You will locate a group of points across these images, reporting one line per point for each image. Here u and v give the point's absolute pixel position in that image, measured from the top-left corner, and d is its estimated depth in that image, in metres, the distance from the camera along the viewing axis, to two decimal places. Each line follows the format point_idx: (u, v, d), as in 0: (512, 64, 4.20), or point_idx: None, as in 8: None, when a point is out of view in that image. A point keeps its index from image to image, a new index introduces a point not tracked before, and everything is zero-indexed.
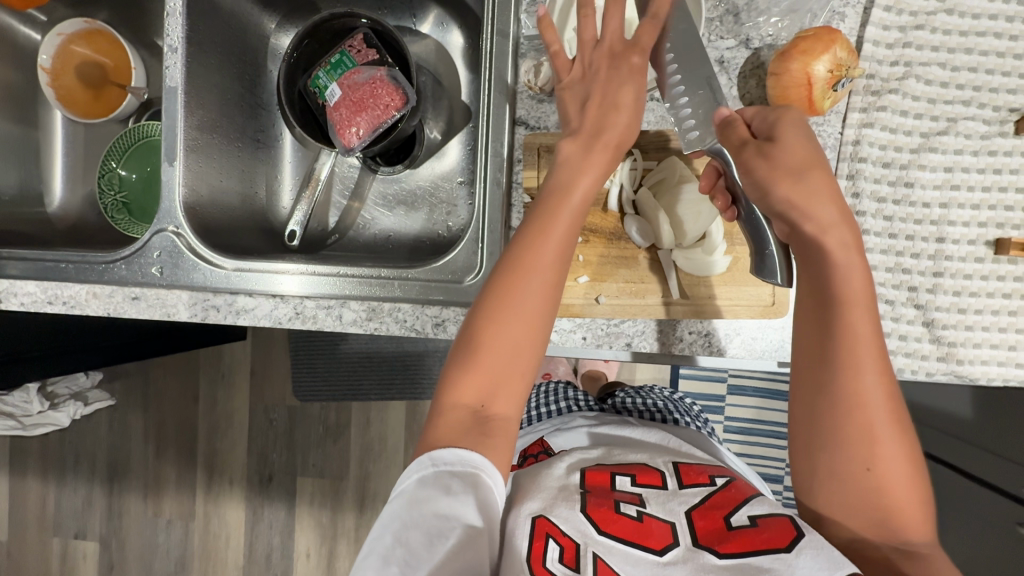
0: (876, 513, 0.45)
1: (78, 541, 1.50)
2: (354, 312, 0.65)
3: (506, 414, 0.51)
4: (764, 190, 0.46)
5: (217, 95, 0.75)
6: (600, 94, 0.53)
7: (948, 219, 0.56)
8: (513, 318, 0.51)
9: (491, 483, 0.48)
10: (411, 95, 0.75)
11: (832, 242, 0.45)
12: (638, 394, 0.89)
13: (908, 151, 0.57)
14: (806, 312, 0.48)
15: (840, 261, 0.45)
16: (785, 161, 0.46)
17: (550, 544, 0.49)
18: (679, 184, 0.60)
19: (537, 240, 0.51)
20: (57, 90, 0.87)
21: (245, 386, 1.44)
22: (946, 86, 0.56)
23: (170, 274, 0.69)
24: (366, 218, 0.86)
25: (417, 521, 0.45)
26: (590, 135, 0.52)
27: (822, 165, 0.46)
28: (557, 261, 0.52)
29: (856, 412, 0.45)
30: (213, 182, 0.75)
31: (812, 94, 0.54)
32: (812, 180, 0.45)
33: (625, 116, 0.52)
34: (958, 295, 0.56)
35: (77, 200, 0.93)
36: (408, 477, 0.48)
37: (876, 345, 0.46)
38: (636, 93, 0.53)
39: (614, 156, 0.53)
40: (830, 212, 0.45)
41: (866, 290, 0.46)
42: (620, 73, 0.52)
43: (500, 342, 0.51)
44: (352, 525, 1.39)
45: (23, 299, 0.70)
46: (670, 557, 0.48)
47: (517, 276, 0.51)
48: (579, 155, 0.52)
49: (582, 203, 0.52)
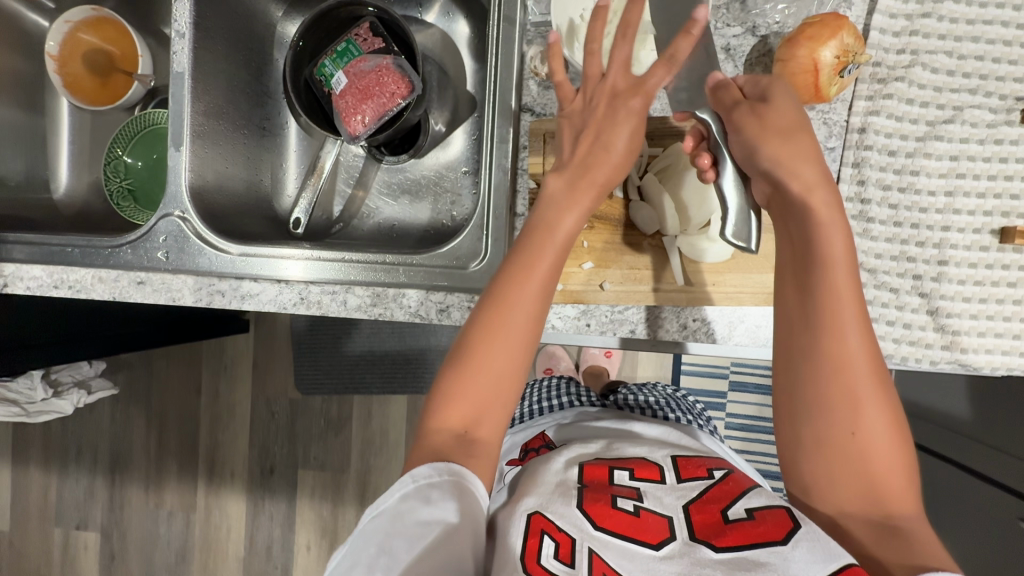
0: (859, 479, 0.45)
1: (79, 532, 1.51)
2: (358, 298, 0.65)
3: (490, 439, 0.52)
4: (751, 151, 0.47)
5: (224, 81, 0.75)
6: (594, 131, 0.52)
7: (954, 207, 0.56)
8: (498, 346, 0.51)
9: (473, 488, 0.48)
10: (417, 83, 0.75)
11: (813, 202, 0.46)
12: (638, 392, 0.89)
13: (914, 140, 0.57)
14: (789, 275, 0.48)
15: (823, 222, 0.46)
16: (776, 121, 0.47)
17: (545, 540, 0.49)
18: (683, 170, 0.61)
19: (523, 275, 0.52)
20: (64, 78, 0.88)
21: (247, 378, 1.44)
22: (953, 75, 0.56)
23: (175, 259, 0.69)
24: (371, 207, 0.86)
25: (401, 530, 0.45)
26: (579, 171, 0.52)
27: (806, 130, 0.48)
28: (540, 296, 0.52)
29: (839, 373, 0.45)
30: (219, 168, 0.75)
31: (819, 80, 0.54)
32: (801, 142, 0.46)
33: (615, 156, 0.52)
34: (963, 284, 0.56)
35: (83, 187, 0.93)
36: (388, 496, 0.47)
37: (857, 303, 0.46)
38: (631, 136, 0.52)
39: (598, 194, 0.53)
40: (813, 174, 0.46)
41: (845, 252, 0.46)
42: (618, 113, 0.52)
43: (485, 370, 0.51)
44: (352, 518, 1.39)
45: (29, 283, 0.71)
46: (667, 551, 0.48)
47: (505, 306, 0.51)
48: (564, 192, 0.52)
49: (568, 239, 0.52)
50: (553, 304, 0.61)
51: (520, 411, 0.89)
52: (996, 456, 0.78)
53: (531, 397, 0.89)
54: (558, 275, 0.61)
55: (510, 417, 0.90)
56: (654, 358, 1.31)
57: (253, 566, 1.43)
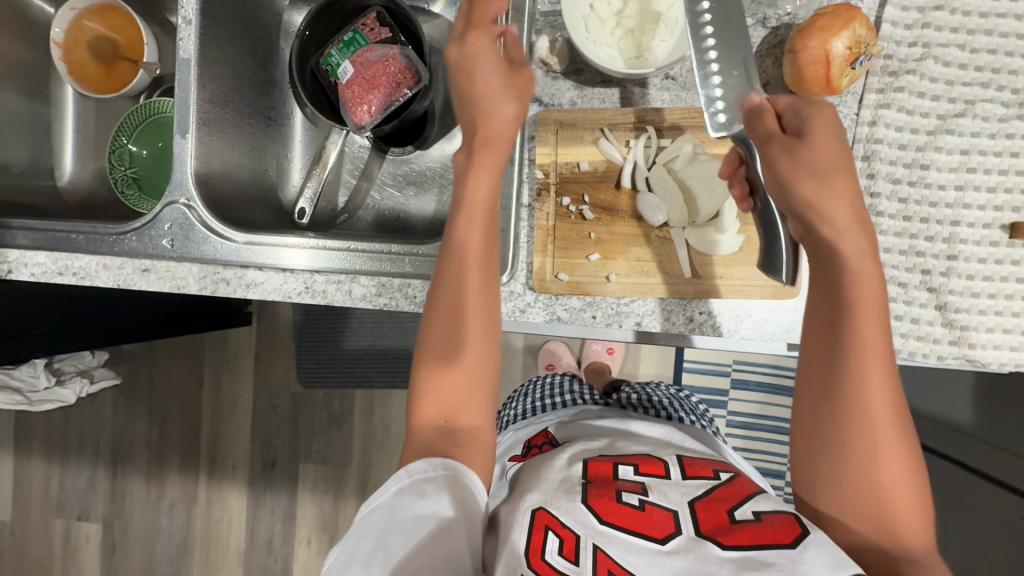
0: (875, 522, 0.45)
1: (81, 523, 1.51)
2: (364, 287, 0.65)
3: (472, 422, 0.53)
4: (784, 189, 0.46)
5: (229, 68, 0.75)
6: (467, 97, 0.55)
7: (964, 202, 0.56)
8: (452, 332, 0.53)
9: (468, 483, 0.50)
10: (423, 74, 0.75)
11: (845, 246, 0.45)
12: (644, 390, 0.89)
13: (925, 133, 0.56)
14: (814, 314, 0.48)
15: (853, 265, 0.45)
16: (811, 158, 0.46)
17: (550, 536, 0.49)
18: (690, 162, 0.61)
19: (460, 252, 0.54)
20: (69, 65, 0.87)
21: (248, 371, 1.44)
22: (964, 68, 0.56)
23: (180, 247, 0.69)
24: (375, 198, 0.86)
25: (397, 524, 0.47)
26: (474, 142, 0.54)
27: (847, 168, 0.46)
28: (483, 269, 0.54)
29: (861, 416, 0.45)
30: (225, 157, 0.75)
31: (831, 71, 0.54)
32: (835, 183, 0.45)
33: (503, 110, 0.54)
34: (972, 279, 0.56)
35: (87, 175, 0.93)
36: (385, 489, 0.49)
37: (882, 344, 0.46)
38: (498, 83, 0.54)
39: (502, 152, 0.55)
40: (849, 217, 0.45)
41: (876, 300, 0.45)
42: (470, 63, 0.54)
43: (448, 360, 0.53)
44: (353, 511, 1.39)
45: (34, 270, 0.71)
46: (673, 546, 0.47)
47: (448, 294, 0.53)
48: (468, 164, 0.55)
49: (486, 208, 0.54)
50: (560, 295, 0.61)
51: (521, 407, 0.88)
52: (998, 455, 0.78)
53: (533, 394, 0.89)
54: (565, 267, 0.61)
55: (512, 413, 0.89)
56: (656, 355, 1.31)
57: (253, 559, 1.43)
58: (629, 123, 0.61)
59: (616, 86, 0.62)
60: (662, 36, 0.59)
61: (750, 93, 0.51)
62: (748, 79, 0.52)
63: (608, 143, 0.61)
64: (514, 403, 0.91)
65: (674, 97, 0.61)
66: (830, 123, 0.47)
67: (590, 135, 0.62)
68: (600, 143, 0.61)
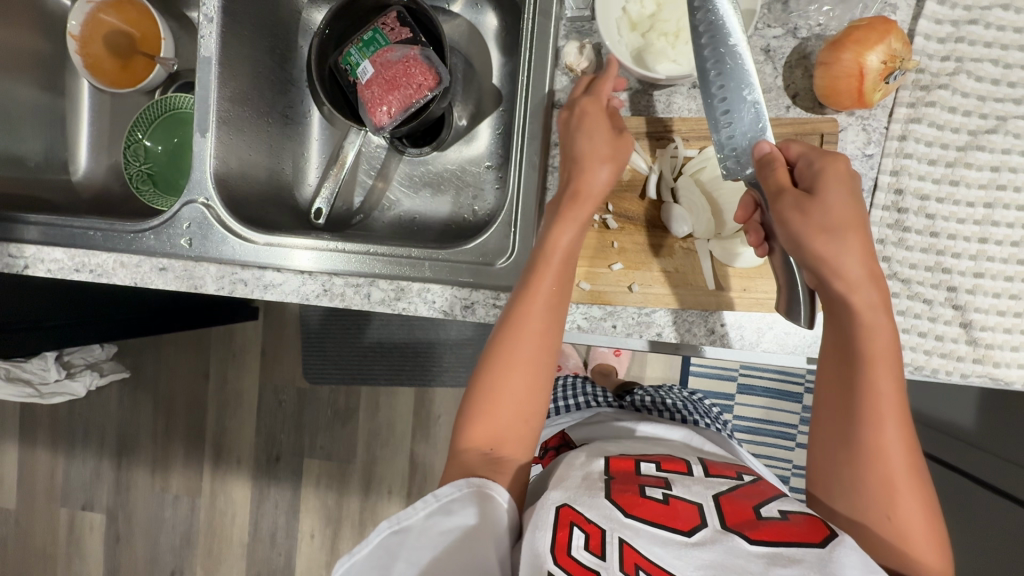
0: (892, 558, 0.46)
1: (85, 513, 1.52)
2: (382, 292, 0.65)
3: (515, 456, 0.55)
4: (794, 242, 0.47)
5: (249, 68, 0.74)
6: (569, 150, 0.57)
7: (992, 219, 0.55)
8: (511, 370, 0.55)
9: (494, 495, 0.51)
10: (444, 75, 0.74)
11: (858, 297, 0.46)
12: (657, 393, 0.88)
13: (955, 149, 0.56)
14: (830, 362, 0.50)
15: (866, 320, 0.46)
16: (823, 216, 0.46)
17: (575, 532, 0.48)
18: (716, 175, 0.60)
19: (529, 294, 0.54)
20: (85, 58, 0.86)
21: (254, 365, 1.44)
22: (997, 84, 0.55)
23: (198, 246, 0.68)
24: (391, 199, 0.86)
25: (427, 543, 0.48)
26: (567, 193, 0.56)
27: (861, 225, 0.46)
28: (546, 317, 0.55)
29: (876, 462, 0.46)
30: (242, 155, 0.75)
31: (863, 86, 0.53)
32: (846, 240, 0.45)
33: (601, 170, 0.55)
34: (998, 297, 0.55)
35: (100, 170, 0.93)
36: (412, 514, 0.49)
37: (898, 395, 0.47)
38: (603, 142, 0.55)
39: (589, 208, 0.55)
40: (862, 270, 0.46)
41: (892, 348, 0.47)
42: (579, 122, 0.57)
43: (502, 394, 0.54)
44: (356, 508, 1.39)
45: (50, 266, 0.71)
46: (699, 538, 0.46)
47: (514, 333, 0.55)
48: (556, 212, 0.56)
49: (566, 257, 0.54)
50: (580, 304, 0.61)
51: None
52: (1005, 468, 0.77)
53: None
54: (587, 276, 0.60)
55: None
56: (663, 359, 1.30)
57: (257, 552, 1.44)
58: (656, 132, 0.60)
59: (641, 94, 0.61)
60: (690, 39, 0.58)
61: (760, 141, 0.52)
62: (760, 119, 0.53)
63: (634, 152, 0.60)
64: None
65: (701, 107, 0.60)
66: (842, 180, 0.47)
67: None
68: None
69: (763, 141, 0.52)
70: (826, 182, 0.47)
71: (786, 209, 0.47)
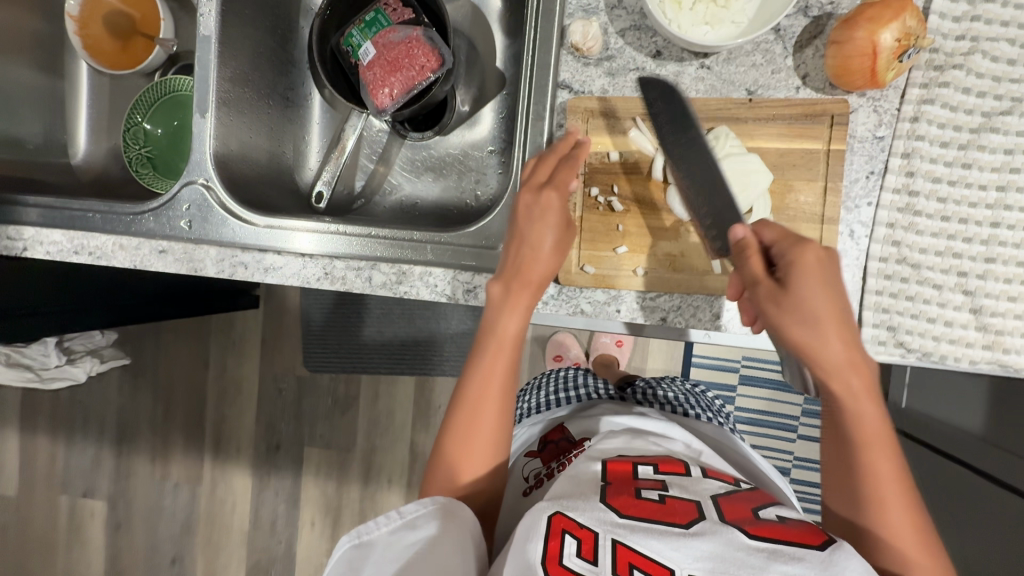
0: None
1: (86, 500, 1.52)
2: (384, 275, 0.64)
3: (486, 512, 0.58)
4: (777, 332, 0.49)
5: (249, 47, 0.73)
6: (520, 235, 0.56)
7: (1005, 203, 0.54)
8: (469, 449, 0.57)
9: (457, 514, 0.51)
10: (447, 57, 0.73)
11: (837, 387, 0.48)
12: (659, 386, 0.88)
13: (968, 131, 0.55)
14: (826, 433, 0.52)
15: (850, 399, 0.48)
16: (801, 308, 0.47)
17: (567, 539, 0.45)
18: (728, 156, 0.57)
19: (486, 378, 0.57)
20: (85, 39, 0.85)
21: (255, 354, 1.44)
22: (1013, 64, 0.54)
23: (199, 229, 0.68)
24: (392, 183, 0.85)
25: (389, 554, 0.49)
26: (513, 276, 0.56)
27: (839, 317, 0.47)
28: (503, 385, 0.58)
29: (879, 522, 0.49)
30: (243, 137, 0.74)
31: (877, 64, 0.52)
32: (824, 331, 0.47)
33: (545, 254, 0.56)
34: (1009, 283, 0.54)
35: (100, 152, 0.92)
36: (376, 528, 0.50)
37: (893, 461, 0.49)
38: (547, 229, 0.56)
39: (535, 293, 0.56)
40: (841, 363, 0.47)
41: (877, 430, 0.49)
42: (538, 210, 0.56)
43: (462, 471, 0.57)
44: (356, 497, 1.39)
45: (49, 248, 0.70)
46: (696, 529, 0.46)
47: (473, 410, 0.57)
48: (503, 298, 0.56)
49: (515, 340, 0.57)
50: (584, 287, 0.60)
51: (534, 401, 0.87)
52: (1008, 460, 0.77)
53: (545, 389, 0.87)
54: (591, 259, 0.60)
55: (523, 407, 0.87)
56: (664, 349, 1.30)
57: (257, 540, 1.45)
58: (665, 112, 0.59)
59: (649, 74, 0.60)
60: (733, 18, 0.57)
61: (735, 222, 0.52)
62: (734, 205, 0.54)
63: (640, 133, 0.59)
64: (526, 398, 0.89)
65: (709, 87, 0.59)
66: (814, 272, 0.47)
67: (621, 126, 0.60)
68: (632, 133, 0.59)
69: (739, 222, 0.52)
70: (805, 271, 0.47)
71: (766, 302, 0.48)
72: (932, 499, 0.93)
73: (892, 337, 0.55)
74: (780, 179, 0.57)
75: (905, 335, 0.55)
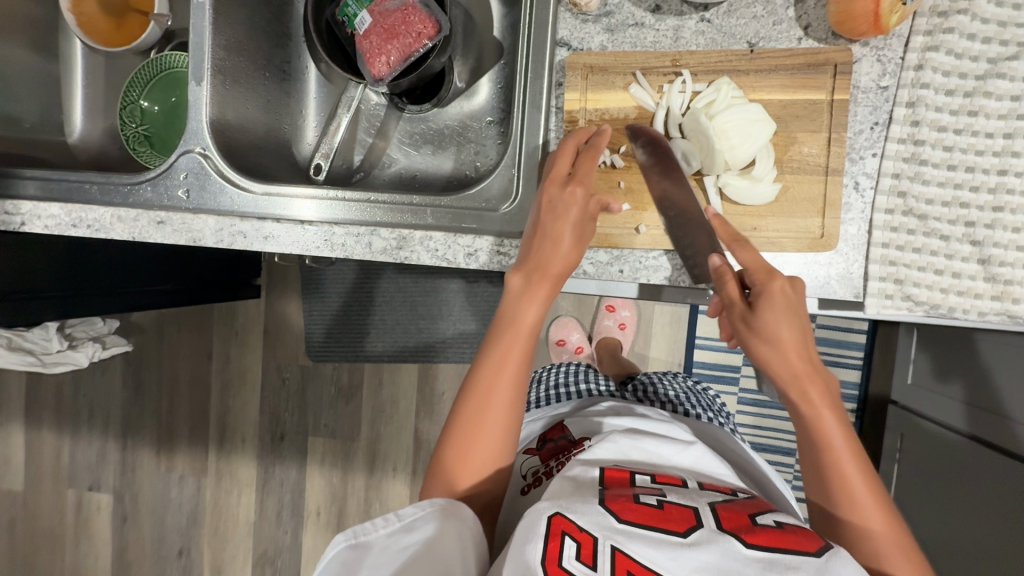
0: None
1: (92, 493, 1.52)
2: (384, 241, 0.64)
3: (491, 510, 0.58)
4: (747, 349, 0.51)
5: (244, 15, 0.72)
6: (541, 226, 0.55)
7: (1012, 150, 0.53)
8: (478, 443, 0.55)
9: (456, 517, 0.51)
10: (444, 23, 0.72)
11: (802, 398, 0.50)
12: (659, 383, 0.88)
13: (973, 79, 0.54)
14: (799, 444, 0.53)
15: (817, 406, 0.50)
16: (763, 320, 0.49)
17: (567, 541, 0.44)
18: (728, 107, 0.56)
19: (496, 375, 0.56)
20: (78, 17, 0.84)
21: (258, 343, 1.44)
22: (1019, 9, 0.53)
23: (196, 197, 0.67)
24: (391, 157, 0.85)
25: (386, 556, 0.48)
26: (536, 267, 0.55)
27: (801, 327, 0.50)
28: (512, 386, 0.56)
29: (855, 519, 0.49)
30: (240, 109, 0.73)
31: (880, 7, 0.51)
32: (786, 341, 0.49)
33: (565, 248, 0.54)
34: (1019, 232, 0.53)
35: (97, 132, 0.92)
36: (373, 529, 0.49)
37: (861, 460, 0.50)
38: (574, 219, 0.54)
39: (556, 284, 0.55)
40: (801, 370, 0.50)
41: (843, 433, 0.50)
42: (562, 203, 0.54)
43: (468, 463, 0.56)
44: (362, 485, 1.39)
45: (47, 222, 0.69)
46: (694, 538, 0.45)
47: (482, 402, 0.56)
48: (524, 288, 0.55)
49: (532, 331, 0.56)
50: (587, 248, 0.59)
51: (535, 395, 0.87)
52: None
53: (545, 381, 0.88)
54: None
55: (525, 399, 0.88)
56: (667, 332, 1.29)
57: (263, 530, 1.44)
58: (664, 66, 0.59)
59: (648, 29, 0.59)
60: None
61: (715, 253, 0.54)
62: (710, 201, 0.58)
63: (640, 88, 0.59)
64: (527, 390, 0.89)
65: (710, 41, 0.58)
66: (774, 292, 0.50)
67: (622, 80, 0.60)
68: (632, 88, 0.59)
69: (717, 253, 0.54)
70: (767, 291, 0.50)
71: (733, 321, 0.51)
72: (940, 473, 0.92)
73: (899, 290, 0.54)
74: (781, 132, 0.57)
75: (912, 287, 0.54)
